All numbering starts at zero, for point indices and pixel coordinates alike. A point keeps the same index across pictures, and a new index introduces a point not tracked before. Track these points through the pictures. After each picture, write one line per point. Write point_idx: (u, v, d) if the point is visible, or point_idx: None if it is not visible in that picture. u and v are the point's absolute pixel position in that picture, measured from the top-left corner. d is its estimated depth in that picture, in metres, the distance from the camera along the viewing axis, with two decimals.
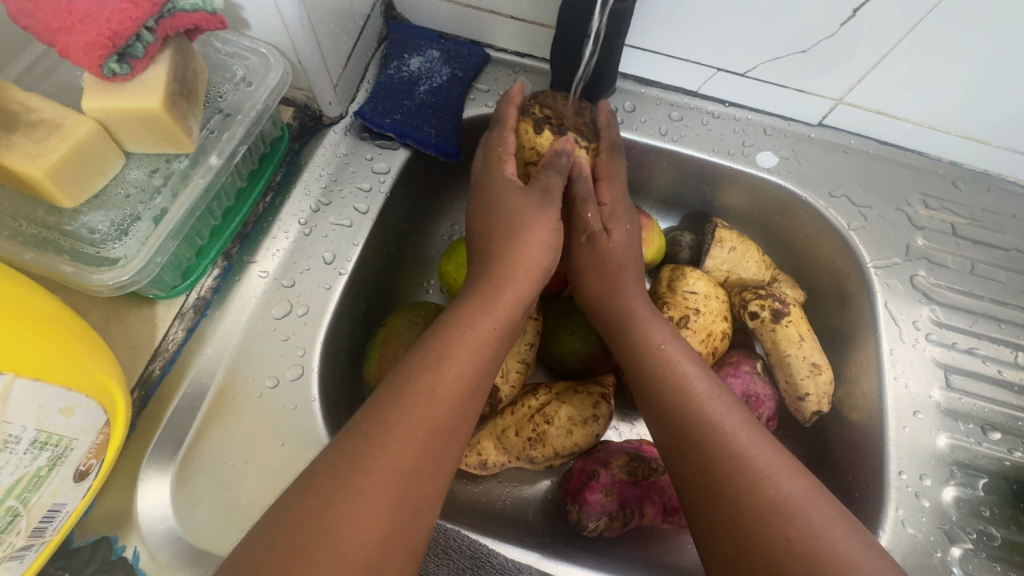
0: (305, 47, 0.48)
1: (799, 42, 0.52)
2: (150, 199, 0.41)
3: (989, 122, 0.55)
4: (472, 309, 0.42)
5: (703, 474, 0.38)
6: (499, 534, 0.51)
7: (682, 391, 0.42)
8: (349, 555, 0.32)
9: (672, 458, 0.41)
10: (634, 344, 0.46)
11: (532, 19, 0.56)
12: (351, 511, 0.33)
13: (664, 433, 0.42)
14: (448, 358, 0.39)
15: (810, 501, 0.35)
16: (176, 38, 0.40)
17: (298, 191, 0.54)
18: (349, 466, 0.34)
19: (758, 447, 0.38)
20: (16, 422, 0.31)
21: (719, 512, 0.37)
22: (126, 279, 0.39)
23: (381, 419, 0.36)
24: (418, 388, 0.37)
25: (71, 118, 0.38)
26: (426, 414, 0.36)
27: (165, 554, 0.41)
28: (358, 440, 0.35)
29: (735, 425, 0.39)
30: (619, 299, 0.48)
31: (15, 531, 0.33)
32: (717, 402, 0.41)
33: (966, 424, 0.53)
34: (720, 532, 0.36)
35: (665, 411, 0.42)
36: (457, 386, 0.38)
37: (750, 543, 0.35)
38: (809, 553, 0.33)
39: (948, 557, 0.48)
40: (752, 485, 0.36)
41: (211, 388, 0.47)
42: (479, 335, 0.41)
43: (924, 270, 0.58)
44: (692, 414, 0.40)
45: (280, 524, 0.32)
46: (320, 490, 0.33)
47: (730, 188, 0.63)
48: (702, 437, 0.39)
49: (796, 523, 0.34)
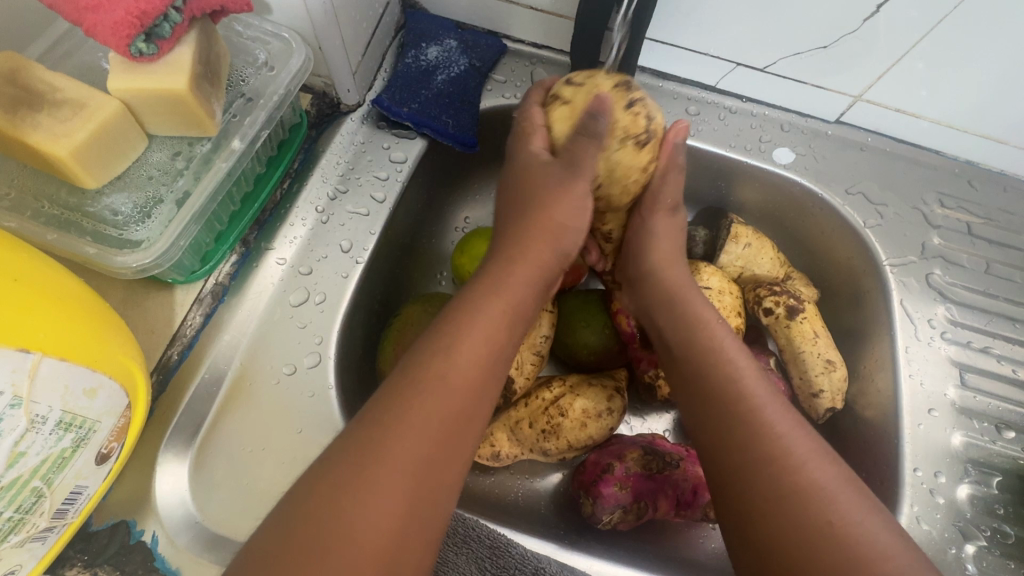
0: (325, 33, 0.47)
1: (821, 37, 0.52)
2: (172, 182, 0.41)
3: (1008, 122, 0.55)
4: (484, 293, 0.41)
5: (742, 453, 0.38)
6: (514, 525, 0.51)
7: (726, 370, 0.41)
8: (365, 544, 0.31)
9: (707, 434, 0.40)
10: (683, 320, 0.45)
11: (552, 10, 0.56)
12: (364, 497, 0.32)
13: (699, 409, 0.41)
14: (459, 344, 0.38)
15: (847, 489, 0.36)
16: (202, 19, 0.39)
17: (315, 178, 0.54)
18: (362, 456, 0.34)
19: (799, 433, 0.38)
20: (43, 402, 0.31)
21: (755, 492, 0.36)
22: (148, 263, 0.39)
23: (396, 407, 0.35)
24: (429, 372, 0.37)
25: (96, 98, 0.38)
26: (437, 400, 0.36)
27: (184, 539, 0.41)
28: (373, 429, 0.35)
29: (776, 409, 0.39)
30: (665, 278, 0.48)
31: (38, 512, 0.33)
32: (762, 384, 0.40)
33: (980, 422, 0.53)
34: (754, 511, 0.36)
35: (705, 388, 0.41)
36: (470, 374, 0.38)
37: (787, 524, 0.34)
38: (846, 539, 0.33)
39: (962, 554, 0.49)
40: (792, 468, 0.36)
41: (228, 374, 0.47)
42: (488, 316, 0.40)
43: (940, 269, 0.58)
44: (737, 393, 0.40)
45: (291, 515, 0.32)
46: (335, 481, 0.33)
47: (746, 184, 0.63)
48: (744, 416, 0.39)
49: (836, 509, 0.34)
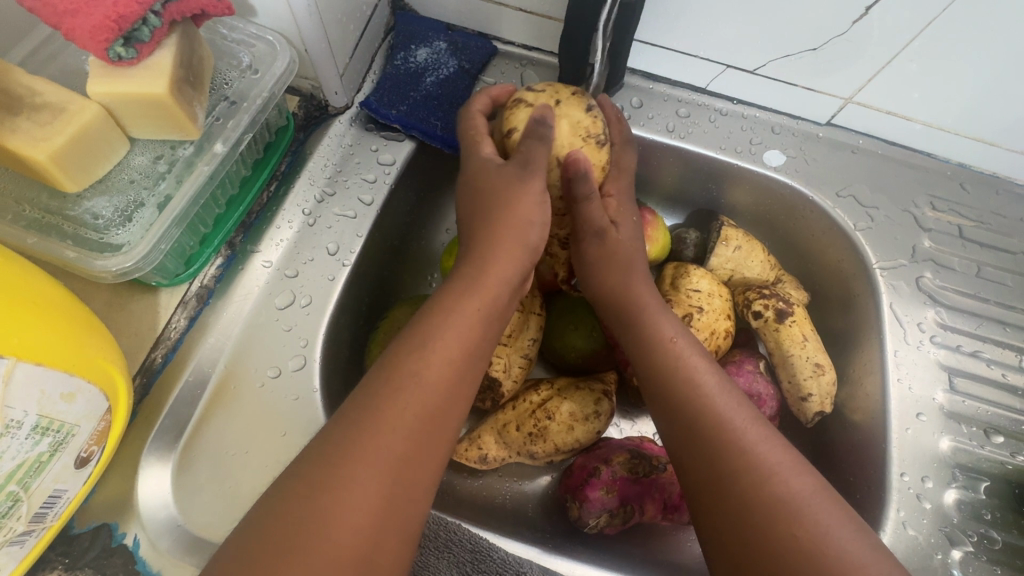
0: (312, 36, 0.47)
1: (809, 39, 0.52)
2: (154, 186, 0.41)
3: (998, 125, 0.55)
4: (461, 291, 0.41)
5: (712, 468, 0.38)
6: (499, 528, 0.51)
7: (692, 387, 0.41)
8: (343, 545, 0.31)
9: (677, 451, 0.40)
10: (642, 340, 0.45)
11: (540, 12, 0.56)
12: (340, 496, 0.32)
13: (669, 425, 0.41)
14: (436, 342, 0.38)
15: (816, 499, 0.35)
16: (183, 22, 0.39)
17: (302, 181, 0.54)
18: (341, 459, 0.33)
19: (765, 445, 0.38)
20: (18, 407, 0.31)
21: (723, 510, 0.36)
22: (129, 267, 0.39)
23: (374, 404, 0.35)
24: (401, 370, 0.37)
25: (75, 102, 0.38)
26: (414, 401, 0.36)
27: (165, 543, 0.41)
28: (349, 426, 0.35)
29: (742, 423, 0.39)
30: (626, 295, 0.47)
31: (15, 516, 0.33)
32: (725, 398, 0.40)
33: (969, 427, 0.53)
34: (723, 529, 0.36)
35: (669, 408, 0.41)
36: (446, 367, 0.38)
37: (756, 541, 0.34)
38: (816, 551, 0.33)
39: (949, 559, 0.48)
40: (758, 483, 0.36)
41: (213, 376, 0.47)
42: (465, 317, 0.40)
43: (930, 272, 0.58)
44: (700, 412, 0.39)
45: (269, 515, 0.32)
46: (313, 476, 0.33)
47: (737, 186, 0.63)
48: (712, 432, 0.38)
49: (805, 520, 0.34)
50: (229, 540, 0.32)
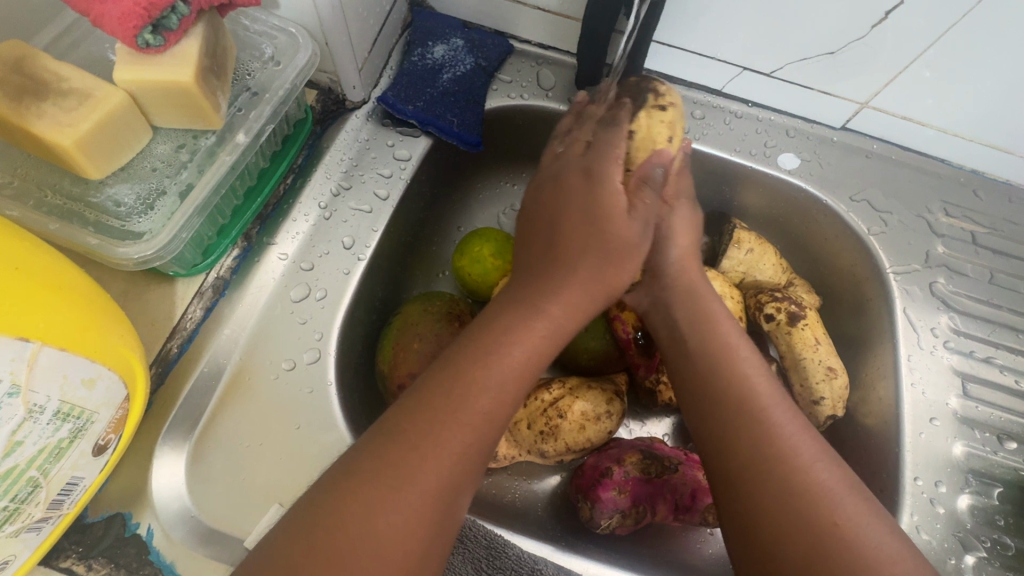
0: (332, 29, 0.47)
1: (828, 43, 0.52)
2: (176, 174, 0.41)
3: (1013, 132, 0.55)
4: (527, 303, 0.40)
5: (745, 457, 0.37)
6: (510, 526, 0.51)
7: (731, 377, 0.40)
8: (389, 547, 0.31)
9: (711, 439, 0.39)
10: (689, 320, 0.44)
11: (559, 11, 0.56)
12: (391, 507, 0.32)
13: (703, 411, 0.40)
14: (503, 357, 0.37)
15: (852, 491, 0.35)
16: (209, 13, 0.39)
17: (318, 174, 0.54)
18: (396, 463, 0.33)
19: (802, 434, 0.37)
20: (41, 392, 0.31)
21: (765, 492, 0.35)
22: (150, 254, 0.39)
23: (434, 415, 0.34)
24: (467, 385, 0.36)
25: (101, 88, 0.38)
26: (472, 418, 0.35)
27: (179, 533, 0.41)
28: (410, 436, 0.33)
29: (783, 411, 0.38)
30: (673, 273, 0.46)
31: (34, 502, 0.33)
32: (769, 387, 0.40)
33: (982, 433, 0.53)
34: (760, 511, 0.35)
35: (713, 387, 0.40)
36: (508, 384, 0.37)
37: (798, 526, 0.34)
38: (854, 538, 0.33)
39: (961, 564, 0.48)
40: (799, 470, 0.36)
41: (227, 368, 0.47)
42: (531, 331, 0.39)
43: (944, 278, 0.58)
44: (744, 395, 0.39)
45: (311, 525, 0.31)
46: (364, 486, 0.32)
47: (750, 189, 0.63)
48: (752, 418, 0.38)
49: (841, 510, 0.34)
50: (270, 538, 0.31)
